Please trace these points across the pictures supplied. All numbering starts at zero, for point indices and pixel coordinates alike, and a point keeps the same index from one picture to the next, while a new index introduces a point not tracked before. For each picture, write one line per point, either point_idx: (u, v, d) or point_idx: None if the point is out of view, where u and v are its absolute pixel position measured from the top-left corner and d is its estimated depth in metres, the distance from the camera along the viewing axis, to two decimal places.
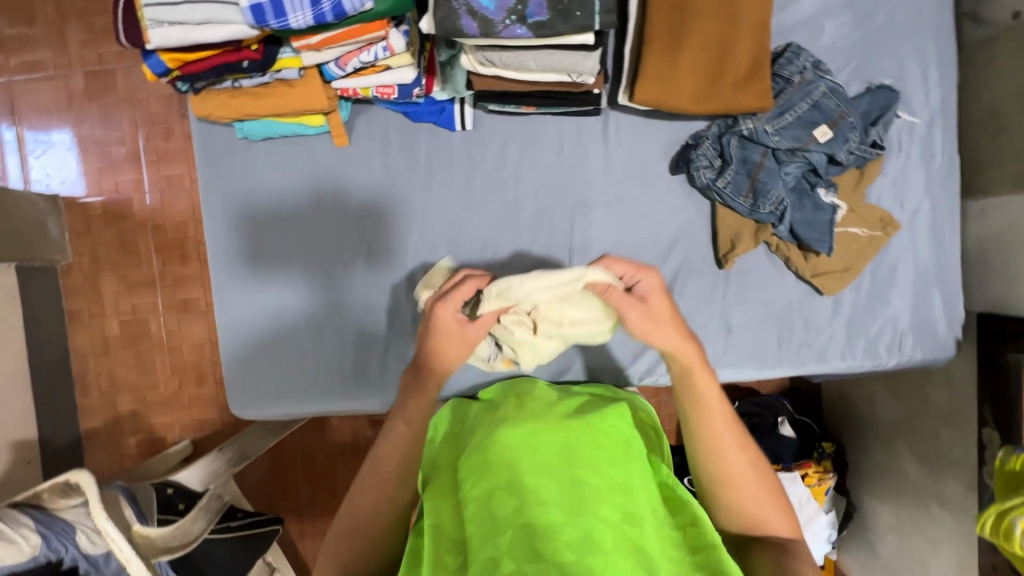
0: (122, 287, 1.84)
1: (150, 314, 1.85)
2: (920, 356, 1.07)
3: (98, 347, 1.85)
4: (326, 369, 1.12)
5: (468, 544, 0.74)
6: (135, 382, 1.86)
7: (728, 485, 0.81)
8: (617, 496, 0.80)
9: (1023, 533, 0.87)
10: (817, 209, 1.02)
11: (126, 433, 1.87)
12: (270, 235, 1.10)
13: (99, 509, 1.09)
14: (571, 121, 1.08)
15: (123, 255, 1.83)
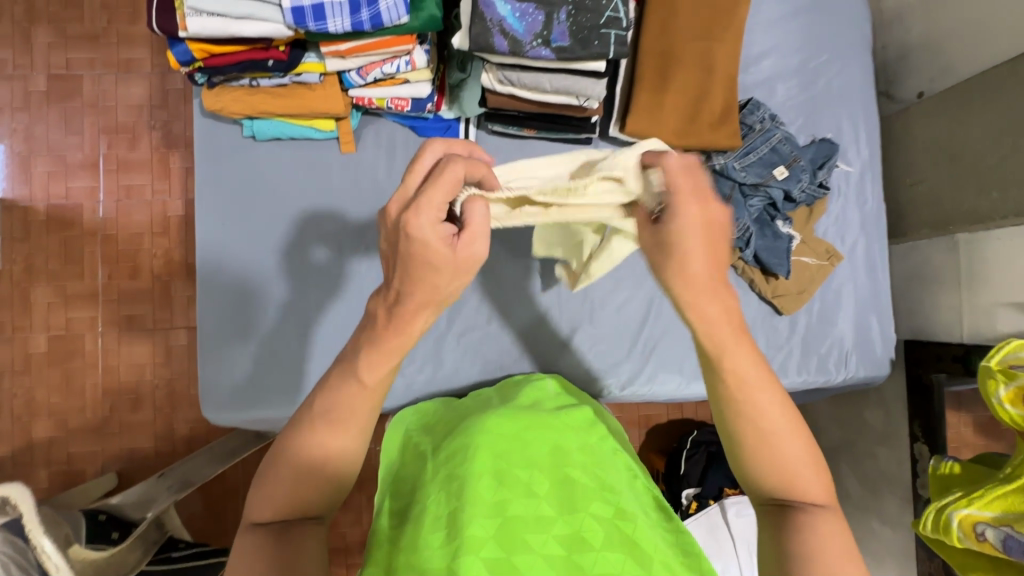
0: (58, 299, 1.70)
1: (86, 330, 1.71)
2: (863, 373, 1.21)
3: (18, 363, 1.68)
4: (305, 373, 1.09)
5: (459, 520, 0.72)
6: (58, 405, 1.69)
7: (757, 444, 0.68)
8: (612, 494, 0.79)
9: (959, 526, 0.98)
10: (776, 237, 1.16)
11: (39, 463, 1.67)
12: (263, 234, 1.10)
13: (37, 524, 0.98)
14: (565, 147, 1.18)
15: (64, 265, 1.71)
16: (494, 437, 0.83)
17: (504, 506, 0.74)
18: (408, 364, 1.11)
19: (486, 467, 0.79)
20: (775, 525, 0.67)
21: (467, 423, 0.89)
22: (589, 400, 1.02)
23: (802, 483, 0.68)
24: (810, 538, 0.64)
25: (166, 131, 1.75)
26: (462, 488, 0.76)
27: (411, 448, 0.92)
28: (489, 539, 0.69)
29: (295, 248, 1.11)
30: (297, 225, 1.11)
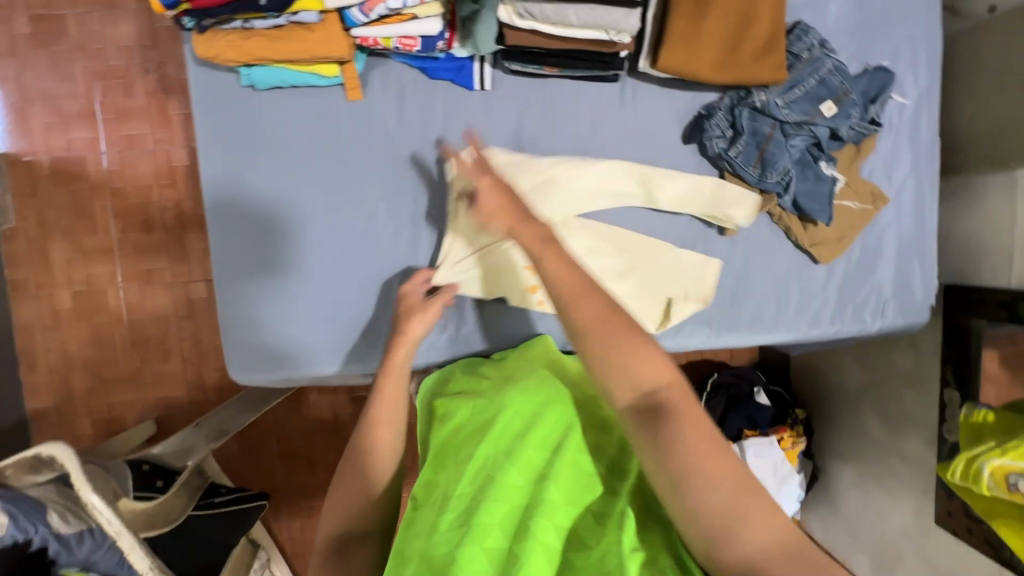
0: (76, 254, 1.70)
1: (107, 285, 1.71)
2: (900, 322, 1.17)
3: (46, 319, 1.71)
4: (327, 332, 1.08)
5: (470, 503, 0.72)
6: (90, 358, 1.73)
7: (610, 361, 0.68)
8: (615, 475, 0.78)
9: (989, 474, 0.97)
10: (819, 180, 1.08)
11: (80, 411, 1.74)
12: (271, 190, 1.05)
13: (84, 481, 1.02)
14: (590, 86, 1.09)
15: (77, 221, 1.69)
16: (511, 416, 0.84)
17: (509, 486, 0.73)
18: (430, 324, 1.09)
19: (500, 447, 0.80)
20: (653, 438, 0.64)
21: (486, 402, 0.90)
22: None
23: (679, 401, 0.65)
24: (685, 433, 0.63)
25: (160, 74, 1.65)
26: (488, 472, 0.76)
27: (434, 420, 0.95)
28: (496, 526, 0.68)
29: (306, 206, 1.06)
30: (304, 183, 1.05)
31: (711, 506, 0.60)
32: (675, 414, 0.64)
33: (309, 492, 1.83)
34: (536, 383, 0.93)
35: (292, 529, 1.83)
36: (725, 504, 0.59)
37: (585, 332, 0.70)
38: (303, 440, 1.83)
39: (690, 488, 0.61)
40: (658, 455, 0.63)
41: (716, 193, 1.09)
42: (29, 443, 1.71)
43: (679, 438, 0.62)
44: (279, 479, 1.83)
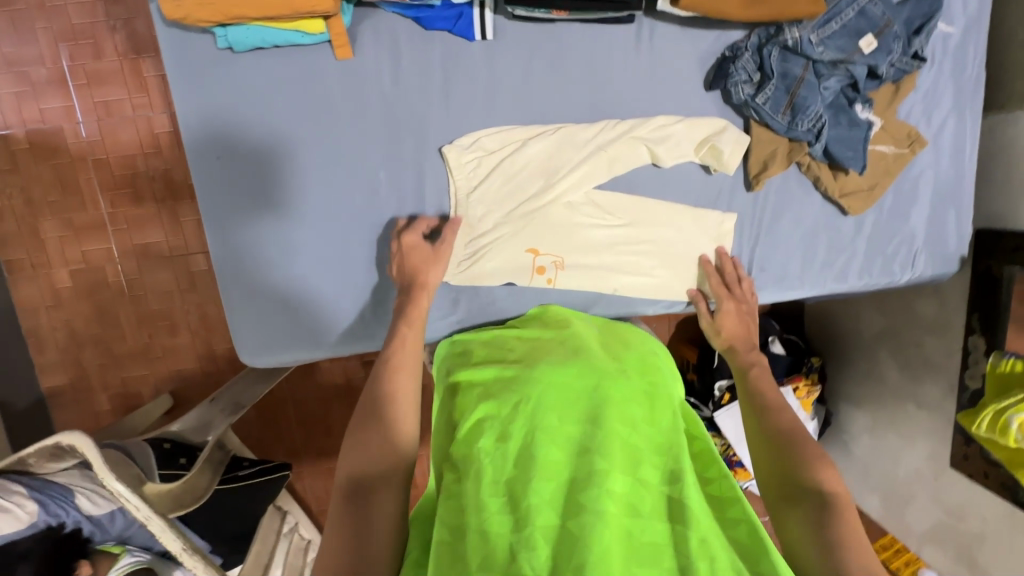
0: (68, 232, 1.64)
1: (105, 261, 1.66)
2: (930, 272, 1.12)
3: (48, 299, 1.67)
4: (336, 309, 1.05)
5: (516, 482, 0.72)
6: (98, 335, 1.71)
7: (792, 452, 0.78)
8: (654, 446, 0.78)
9: (1018, 428, 0.96)
10: (853, 125, 0.99)
11: (97, 388, 1.74)
12: (265, 163, 0.97)
13: (105, 469, 1.01)
14: (604, 29, 0.99)
15: (63, 196, 1.61)
16: (550, 392, 0.83)
17: (560, 469, 0.73)
18: (443, 299, 1.06)
19: (543, 422, 0.79)
20: (813, 520, 0.71)
21: (520, 374, 0.88)
22: (637, 345, 0.99)
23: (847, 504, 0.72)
24: (843, 526, 0.69)
25: (129, 31, 1.53)
26: (527, 448, 0.76)
27: (459, 389, 0.92)
28: (546, 508, 0.69)
29: (301, 180, 0.99)
30: (298, 155, 0.98)
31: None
32: (840, 510, 0.71)
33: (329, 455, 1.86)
34: (569, 356, 0.91)
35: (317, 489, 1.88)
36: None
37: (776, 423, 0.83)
38: (319, 407, 1.84)
39: (839, 559, 0.66)
40: (816, 538, 0.69)
41: (697, 137, 1.01)
42: (50, 421, 1.73)
43: (840, 525, 0.69)
44: (299, 445, 1.86)
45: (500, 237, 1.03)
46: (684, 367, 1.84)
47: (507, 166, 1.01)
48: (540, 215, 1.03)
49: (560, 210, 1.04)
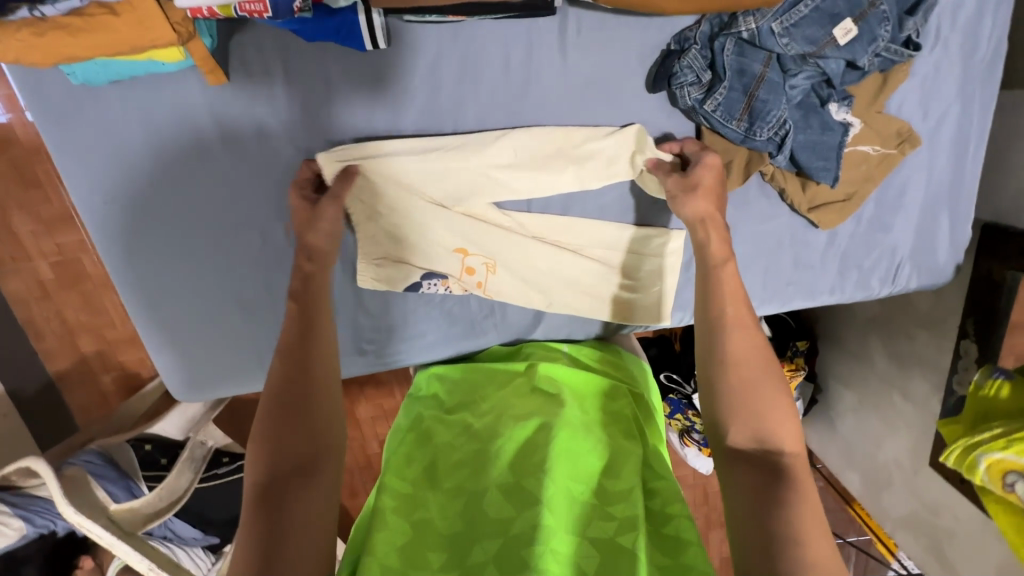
0: (38, 226, 1.57)
1: (80, 253, 1.61)
2: (915, 285, 0.99)
3: (34, 291, 1.63)
4: (263, 347, 1.03)
5: (464, 538, 0.70)
6: (90, 323, 1.69)
7: (745, 402, 0.71)
8: (605, 504, 0.74)
9: (986, 468, 0.89)
10: (825, 129, 0.83)
11: (98, 370, 1.76)
12: (158, 210, 0.90)
13: (59, 497, 1.09)
14: (520, 25, 0.82)
15: (24, 189, 1.53)
16: (510, 445, 0.79)
17: (508, 524, 0.69)
18: (368, 330, 1.01)
19: (496, 479, 0.75)
20: (760, 498, 0.65)
21: (480, 427, 0.84)
22: (612, 386, 0.93)
23: (800, 469, 0.68)
24: (799, 509, 0.63)
25: None
26: (479, 501, 0.73)
27: (417, 426, 0.88)
28: (490, 562, 0.66)
29: (201, 223, 0.92)
30: (190, 200, 0.90)
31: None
32: (791, 482, 0.66)
33: None
34: (530, 403, 0.87)
35: None
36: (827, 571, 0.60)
37: (732, 368, 0.73)
38: None
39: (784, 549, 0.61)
40: (759, 505, 0.64)
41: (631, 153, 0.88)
42: (64, 403, 1.76)
43: (796, 511, 0.63)
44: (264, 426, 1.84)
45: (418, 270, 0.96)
46: (672, 336, 1.69)
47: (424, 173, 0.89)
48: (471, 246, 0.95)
49: (485, 237, 0.94)
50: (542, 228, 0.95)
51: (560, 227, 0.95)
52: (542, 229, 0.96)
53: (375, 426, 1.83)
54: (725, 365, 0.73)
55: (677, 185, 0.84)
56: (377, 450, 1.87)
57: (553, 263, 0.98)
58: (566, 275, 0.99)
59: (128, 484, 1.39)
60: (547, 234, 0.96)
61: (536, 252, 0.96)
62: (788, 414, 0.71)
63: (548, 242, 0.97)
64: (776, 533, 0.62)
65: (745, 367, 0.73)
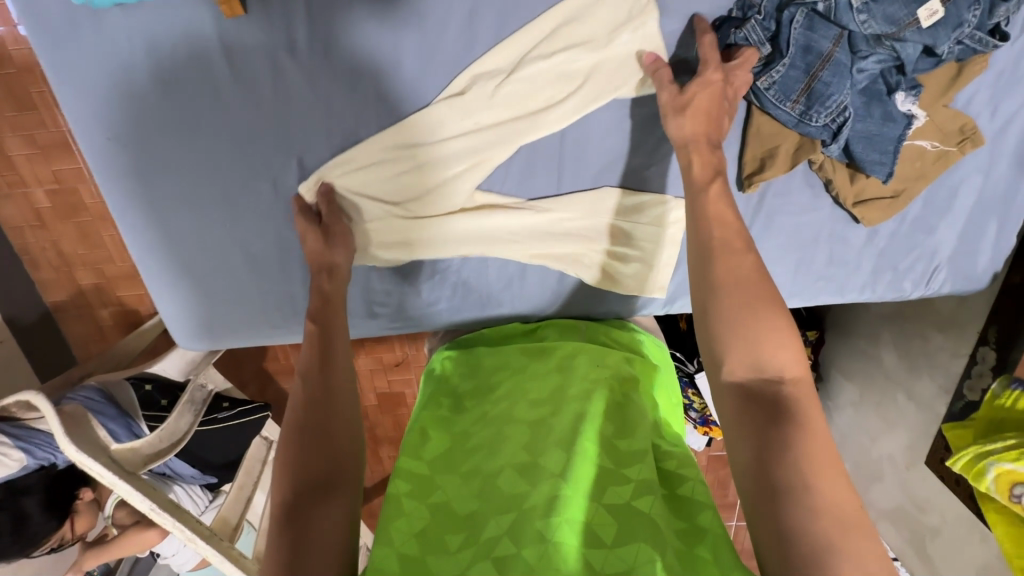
0: (34, 150, 1.49)
1: (78, 183, 1.54)
2: (948, 290, 0.96)
3: (31, 219, 1.57)
4: (268, 303, 1.00)
5: (476, 519, 0.68)
6: (88, 257, 1.64)
7: (736, 330, 0.65)
8: (619, 467, 0.71)
9: (994, 477, 0.90)
10: (886, 120, 0.77)
11: (96, 304, 1.71)
12: (163, 152, 0.84)
13: (62, 439, 1.09)
14: (516, 40, 0.80)
15: (19, 110, 1.44)
16: (520, 429, 0.78)
17: (520, 500, 0.68)
18: (382, 293, 1.00)
19: (509, 459, 0.74)
20: (755, 441, 0.59)
21: (495, 410, 0.84)
22: (619, 358, 0.92)
23: (802, 398, 0.61)
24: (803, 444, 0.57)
25: None
26: (488, 484, 0.72)
27: (433, 410, 0.89)
28: (503, 536, 0.64)
29: (209, 169, 0.86)
30: (195, 144, 0.84)
31: (819, 528, 0.53)
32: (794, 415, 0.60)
33: None
34: (552, 378, 0.86)
35: None
36: (839, 516, 0.53)
37: (722, 295, 0.66)
38: None
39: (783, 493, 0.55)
40: (758, 447, 0.59)
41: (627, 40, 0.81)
42: (60, 333, 1.73)
43: (794, 447, 0.57)
44: (257, 374, 1.86)
45: (431, 252, 0.96)
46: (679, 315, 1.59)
47: (400, 182, 0.89)
48: (482, 238, 0.95)
49: (494, 226, 0.94)
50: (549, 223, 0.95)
51: (567, 222, 0.95)
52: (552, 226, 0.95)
53: (373, 378, 1.82)
54: (716, 294, 0.67)
55: (670, 102, 0.76)
56: (373, 402, 1.88)
57: (563, 252, 0.98)
58: (575, 270, 1.00)
59: (127, 423, 1.38)
60: (555, 230, 0.96)
61: (547, 242, 0.97)
62: (782, 333, 0.64)
63: (555, 239, 0.97)
64: (776, 484, 0.56)
65: (733, 285, 0.66)
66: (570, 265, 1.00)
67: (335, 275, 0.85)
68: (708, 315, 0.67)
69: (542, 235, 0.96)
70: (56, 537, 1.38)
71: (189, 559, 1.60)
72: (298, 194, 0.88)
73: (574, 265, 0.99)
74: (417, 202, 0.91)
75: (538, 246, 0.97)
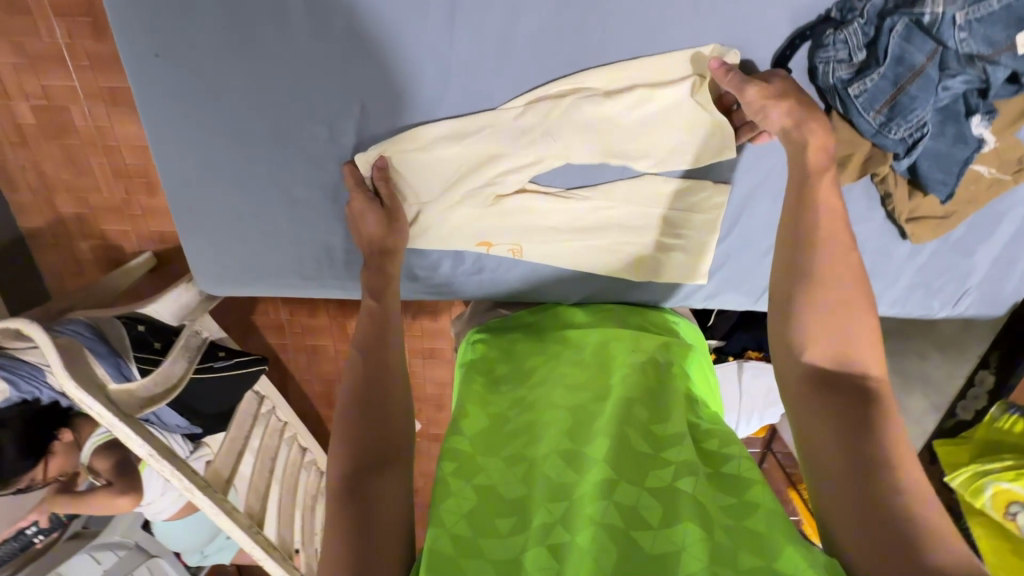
0: (21, 59, 1.32)
1: (69, 102, 1.37)
2: (970, 312, 1.01)
3: (11, 134, 1.42)
4: (301, 253, 0.96)
5: (530, 505, 0.63)
6: (73, 183, 1.49)
7: (830, 325, 0.67)
8: (658, 449, 0.66)
9: (990, 494, 0.98)
10: (958, 141, 0.78)
11: (76, 235, 1.58)
12: (214, 80, 0.78)
13: (59, 366, 1.04)
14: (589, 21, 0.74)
15: (6, 10, 1.26)
16: (553, 412, 0.73)
17: (569, 487, 0.63)
18: (423, 260, 0.98)
19: (555, 444, 0.68)
20: (845, 427, 0.62)
21: (535, 394, 0.77)
22: (648, 339, 0.86)
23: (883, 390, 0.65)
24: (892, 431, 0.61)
25: None
26: (532, 471, 0.67)
27: (469, 386, 0.82)
28: (556, 524, 0.59)
29: (262, 104, 0.80)
30: (250, 77, 0.78)
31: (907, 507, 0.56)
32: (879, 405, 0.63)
33: (314, 335, 1.82)
34: (586, 363, 0.81)
35: (303, 365, 1.88)
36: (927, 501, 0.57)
37: (811, 293, 0.68)
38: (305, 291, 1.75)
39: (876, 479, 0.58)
40: (843, 433, 0.62)
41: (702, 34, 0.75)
42: (34, 261, 1.61)
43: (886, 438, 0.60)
44: (243, 323, 1.78)
45: (473, 228, 0.93)
46: None
47: (472, 153, 0.85)
48: (525, 216, 0.92)
49: (539, 203, 0.90)
50: (603, 212, 0.92)
51: (614, 214, 0.93)
52: (603, 215, 0.93)
53: None
54: (805, 292, 0.68)
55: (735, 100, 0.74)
56: None
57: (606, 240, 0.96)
58: (614, 260, 0.97)
59: (117, 363, 1.29)
60: (603, 223, 0.94)
61: (596, 226, 0.94)
62: (873, 332, 0.67)
63: (599, 230, 0.94)
64: (871, 463, 0.59)
65: (830, 283, 0.67)
66: (613, 258, 0.97)
67: (395, 258, 0.85)
68: (793, 310, 0.68)
69: (593, 222, 0.93)
70: (25, 479, 1.27)
71: (167, 508, 1.55)
72: (352, 163, 0.85)
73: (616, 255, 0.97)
74: (478, 179, 0.88)
75: (582, 236, 0.95)
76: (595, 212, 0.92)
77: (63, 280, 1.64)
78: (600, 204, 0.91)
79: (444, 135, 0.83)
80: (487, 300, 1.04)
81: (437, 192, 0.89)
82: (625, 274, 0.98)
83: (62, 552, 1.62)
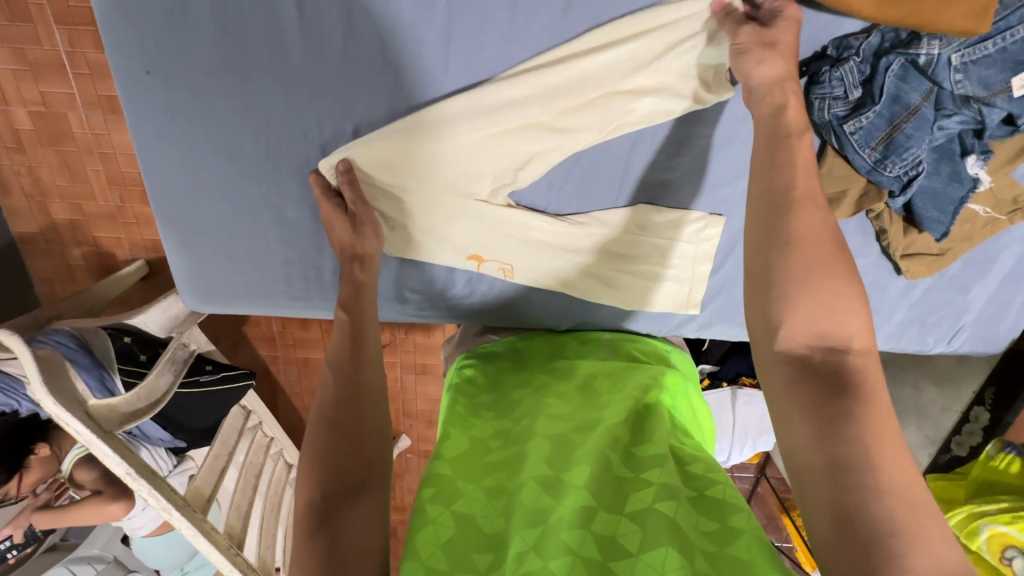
0: (21, 66, 1.31)
1: (67, 109, 1.37)
2: (965, 348, 1.01)
3: (6, 139, 1.41)
4: (288, 272, 0.95)
5: (505, 538, 0.60)
6: (68, 190, 1.48)
7: (797, 299, 0.60)
8: (639, 472, 0.64)
9: (985, 536, 0.95)
10: (953, 179, 0.78)
11: (68, 242, 1.56)
12: (206, 99, 0.77)
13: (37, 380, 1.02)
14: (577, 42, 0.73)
15: (7, 18, 1.26)
16: (535, 441, 0.71)
17: (545, 513, 0.61)
18: (412, 280, 0.97)
19: (531, 472, 0.66)
20: (811, 415, 0.57)
21: (519, 427, 0.75)
22: (637, 373, 0.83)
23: (863, 369, 0.59)
24: (869, 422, 0.55)
25: None
26: (511, 502, 0.64)
27: (452, 412, 0.80)
28: (529, 552, 0.57)
29: (254, 124, 0.79)
30: (243, 97, 0.77)
31: (886, 508, 0.51)
32: (858, 394, 0.57)
33: (305, 348, 1.79)
34: (571, 393, 0.80)
35: (292, 377, 1.86)
36: (909, 506, 0.52)
37: (784, 259, 0.62)
38: None
39: (852, 480, 0.53)
40: (817, 426, 0.56)
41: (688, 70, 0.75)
42: (24, 266, 1.59)
43: (858, 428, 0.55)
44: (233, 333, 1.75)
45: (460, 244, 0.92)
46: None
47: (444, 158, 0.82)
48: (508, 225, 0.90)
49: (528, 217, 0.89)
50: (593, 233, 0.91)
51: (607, 239, 0.91)
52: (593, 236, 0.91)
53: None
54: (781, 259, 0.62)
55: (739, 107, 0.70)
56: None
57: (598, 265, 0.94)
58: (605, 284, 0.96)
59: (101, 375, 1.26)
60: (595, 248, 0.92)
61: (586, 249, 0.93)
62: (851, 305, 0.61)
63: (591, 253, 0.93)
64: (841, 463, 0.54)
65: (809, 241, 0.62)
66: (605, 282, 0.96)
67: (367, 266, 0.83)
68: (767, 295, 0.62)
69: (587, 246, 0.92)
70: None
71: (146, 524, 1.51)
72: (316, 171, 0.83)
73: (608, 279, 0.95)
74: (459, 187, 0.86)
75: (573, 257, 0.94)
76: (589, 236, 0.91)
77: (52, 286, 1.61)
78: (592, 226, 0.90)
79: (412, 152, 0.80)
80: (479, 327, 1.03)
81: (414, 197, 0.86)
82: (617, 295, 0.96)
83: (37, 565, 1.58)
